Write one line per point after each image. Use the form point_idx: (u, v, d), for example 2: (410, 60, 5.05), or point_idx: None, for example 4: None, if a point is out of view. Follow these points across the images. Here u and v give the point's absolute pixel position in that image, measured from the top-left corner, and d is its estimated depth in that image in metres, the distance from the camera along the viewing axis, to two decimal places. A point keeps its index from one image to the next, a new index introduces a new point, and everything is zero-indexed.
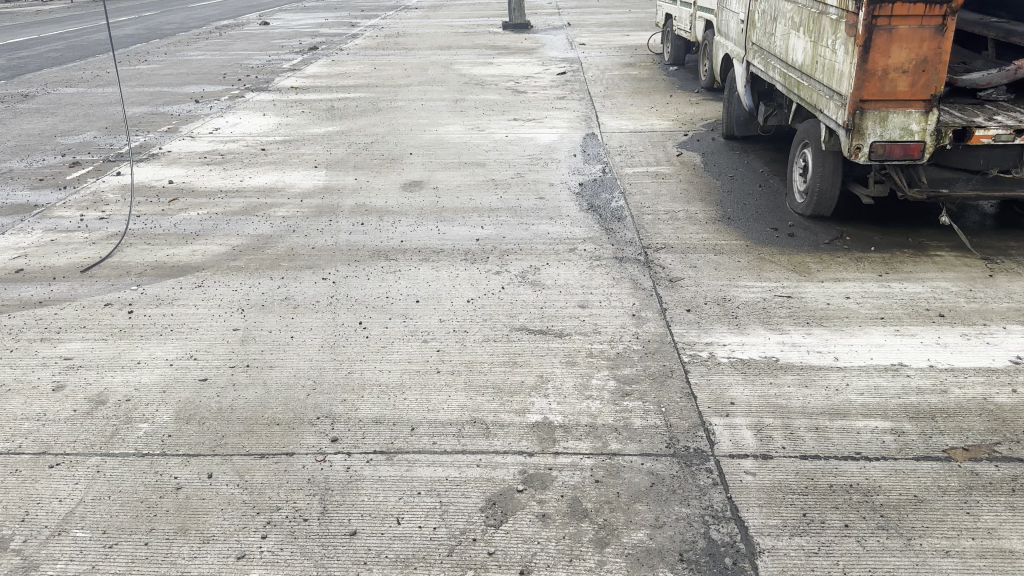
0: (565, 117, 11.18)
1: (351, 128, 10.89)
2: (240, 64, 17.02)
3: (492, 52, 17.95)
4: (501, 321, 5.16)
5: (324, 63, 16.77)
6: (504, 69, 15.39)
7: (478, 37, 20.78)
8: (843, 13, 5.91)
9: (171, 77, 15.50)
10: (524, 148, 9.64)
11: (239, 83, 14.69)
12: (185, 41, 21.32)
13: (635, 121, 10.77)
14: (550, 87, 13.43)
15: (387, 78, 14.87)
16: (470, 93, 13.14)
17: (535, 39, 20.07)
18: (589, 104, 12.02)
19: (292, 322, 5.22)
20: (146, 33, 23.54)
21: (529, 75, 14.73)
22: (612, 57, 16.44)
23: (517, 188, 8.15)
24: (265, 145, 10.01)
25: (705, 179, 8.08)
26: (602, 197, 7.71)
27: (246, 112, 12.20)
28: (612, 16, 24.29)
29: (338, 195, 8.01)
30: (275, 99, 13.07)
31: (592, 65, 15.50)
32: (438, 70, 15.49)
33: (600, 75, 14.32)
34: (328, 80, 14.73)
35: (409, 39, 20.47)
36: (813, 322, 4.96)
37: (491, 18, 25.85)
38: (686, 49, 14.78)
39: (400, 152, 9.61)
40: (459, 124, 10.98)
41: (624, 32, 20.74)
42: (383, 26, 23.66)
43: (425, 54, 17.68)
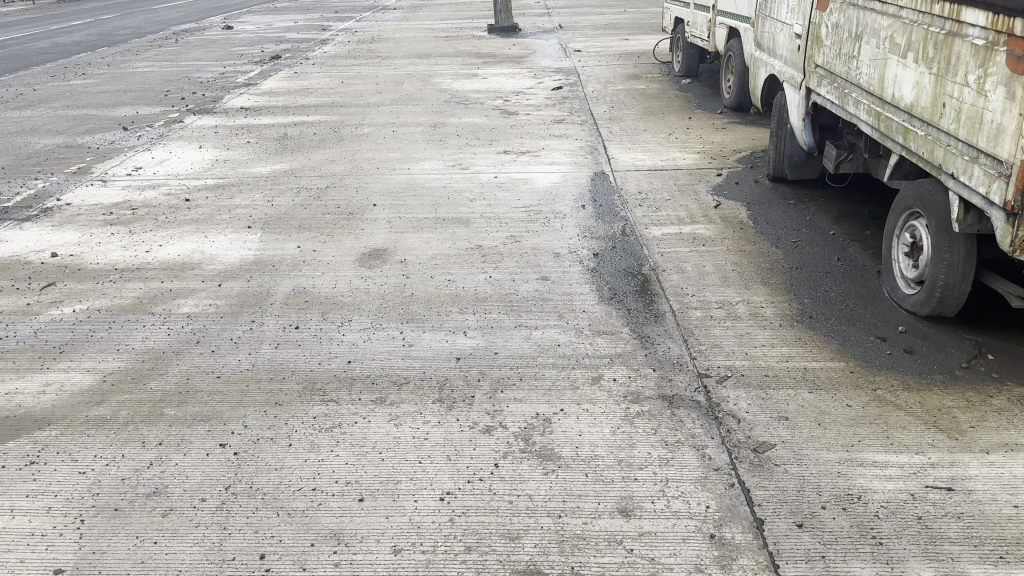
0: (564, 149, 9.18)
1: (304, 165, 8.89)
2: (189, 78, 14.93)
3: (475, 61, 15.95)
4: (494, 551, 3.13)
5: (284, 76, 14.72)
6: (489, 83, 13.39)
7: (459, 43, 18.77)
8: (1001, 38, 3.95)
9: (106, 96, 13.40)
10: (516, 195, 7.65)
11: (182, 103, 12.62)
12: (134, 49, 19.17)
13: (652, 153, 8.80)
14: (544, 106, 11.44)
15: (354, 95, 12.85)
16: (451, 116, 11.14)
17: (523, 45, 18.06)
18: (593, 130, 10.03)
19: (154, 554, 3.21)
20: (95, 40, 21.37)
21: (519, 90, 12.74)
22: (612, 68, 14.45)
23: (510, 259, 6.16)
24: (192, 194, 7.97)
25: (760, 246, 6.11)
26: (625, 276, 5.71)
27: (181, 142, 10.14)
28: (607, 17, 22.39)
29: (272, 273, 6.01)
30: (219, 125, 11.03)
31: (591, 77, 13.52)
32: (414, 85, 13.47)
33: (602, 91, 12.34)
34: (284, 98, 12.69)
35: (384, 46, 18.44)
36: (1012, 561, 3.02)
37: (474, 20, 23.85)
38: (700, 58, 12.80)
39: (361, 202, 7.62)
40: (436, 159, 8.99)
41: (622, 36, 18.79)
42: (356, 31, 21.59)
43: (400, 65, 15.65)
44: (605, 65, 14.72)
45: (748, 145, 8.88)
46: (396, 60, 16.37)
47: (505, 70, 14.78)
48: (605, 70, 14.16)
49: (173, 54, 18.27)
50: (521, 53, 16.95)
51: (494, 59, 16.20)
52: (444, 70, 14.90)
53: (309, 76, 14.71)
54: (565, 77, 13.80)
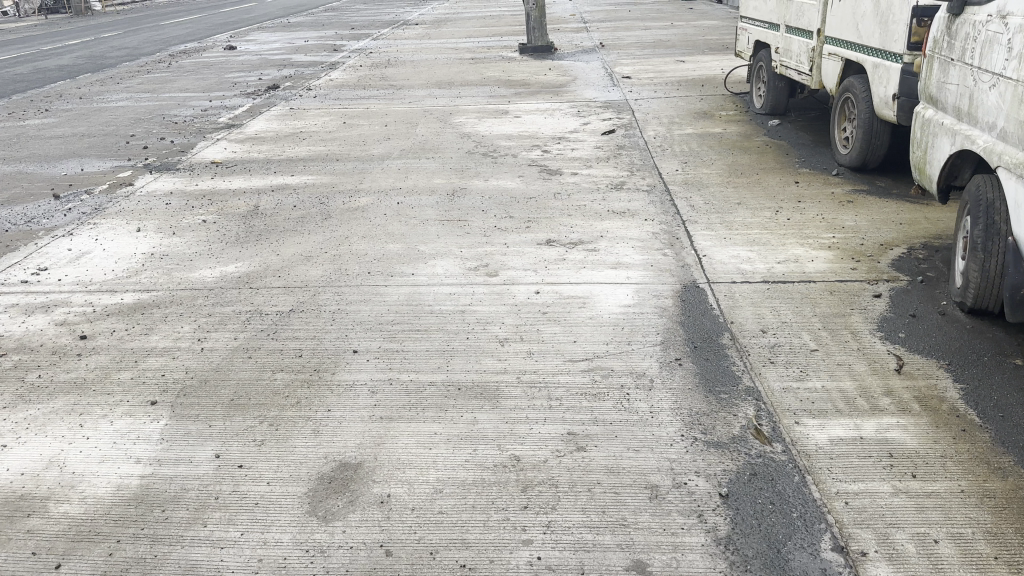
0: (633, 238, 6.57)
1: (268, 266, 6.37)
2: (165, 117, 12.57)
3: (506, 94, 13.42)
4: None
5: (275, 115, 12.27)
6: (522, 127, 10.81)
7: (487, 68, 16.25)
8: None
9: (56, 144, 11.04)
10: (570, 330, 5.03)
11: (142, 155, 10.22)
12: (115, 77, 16.89)
13: (761, 248, 6.16)
14: (595, 163, 8.86)
15: (355, 143, 10.35)
16: (474, 177, 8.59)
17: (560, 70, 15.48)
18: (665, 201, 7.42)
19: None
20: (80, 66, 19.20)
21: (560, 138, 10.16)
22: (674, 103, 11.80)
23: (570, 489, 3.58)
24: (95, 324, 5.49)
25: (1016, 485, 3.49)
26: (792, 563, 3.09)
27: (117, 220, 7.70)
28: (653, 34, 19.92)
29: (160, 530, 3.48)
30: (176, 190, 8.59)
31: (648, 117, 10.94)
32: (429, 129, 10.94)
33: (666, 138, 9.76)
34: (269, 149, 10.25)
35: (400, 72, 16.04)
36: None
37: (504, 37, 21.35)
38: (789, 93, 10.22)
39: (335, 343, 5.07)
40: (453, 256, 6.43)
41: (676, 58, 16.17)
42: (370, 52, 19.18)
43: (415, 98, 13.15)
44: (664, 100, 12.07)
45: (898, 238, 6.24)
46: (411, 91, 13.87)
47: (541, 106, 12.21)
48: (665, 107, 11.53)
49: (157, 83, 15.93)
50: (559, 81, 14.36)
51: (527, 90, 13.65)
52: (467, 107, 12.38)
53: (306, 114, 12.28)
54: (616, 116, 11.19)
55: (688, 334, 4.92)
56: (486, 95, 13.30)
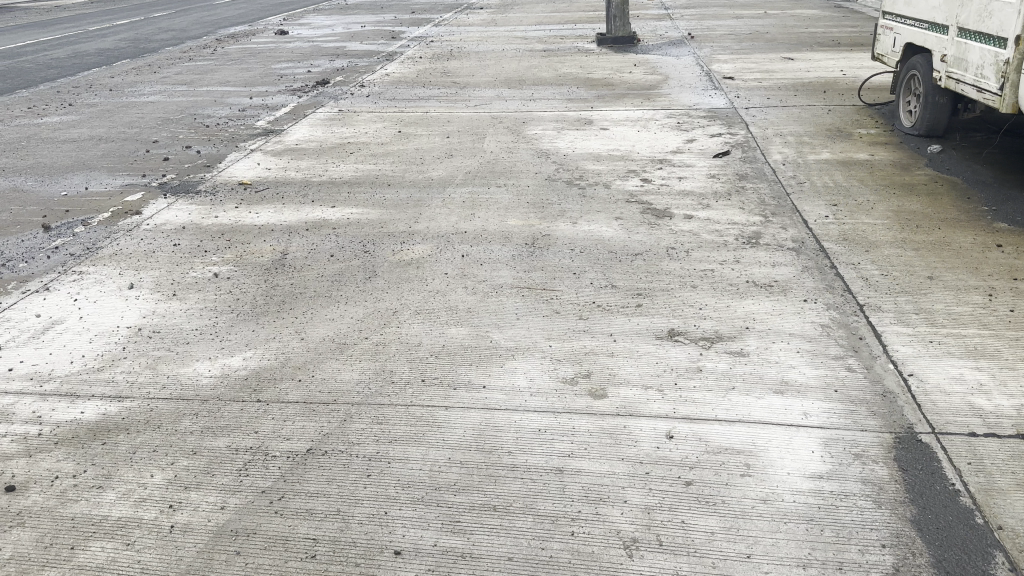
0: (793, 335, 4.69)
1: (287, 360, 4.65)
2: (197, 118, 11.04)
3: (587, 98, 11.55)
4: None
5: (320, 120, 10.61)
6: (613, 144, 8.94)
7: (562, 63, 14.37)
8: None
9: (68, 149, 9.56)
10: (735, 529, 3.20)
11: (161, 169, 8.66)
12: (153, 66, 15.45)
13: (988, 369, 4.27)
14: (714, 201, 6.96)
15: (412, 162, 8.62)
16: (559, 218, 6.78)
17: (647, 67, 13.53)
18: (822, 271, 5.52)
19: None
20: (121, 51, 17.89)
21: (662, 160, 8.27)
22: (795, 116, 9.80)
23: None
24: (32, 460, 3.85)
25: None
26: None
27: (109, 268, 6.10)
28: (746, 26, 17.85)
29: None
30: (188, 224, 6.96)
31: (765, 135, 9.00)
32: (499, 144, 9.15)
33: (796, 166, 7.82)
34: (309, 166, 8.58)
35: (464, 66, 14.32)
36: None
37: (578, 25, 19.39)
38: (954, 110, 8.37)
39: (369, 526, 3.32)
40: (540, 352, 4.62)
41: (780, 56, 14.08)
42: (431, 41, 17.46)
43: (482, 103, 11.38)
44: (781, 112, 10.08)
45: None
46: (477, 93, 12.10)
47: (631, 115, 10.31)
48: (785, 122, 9.54)
49: (196, 74, 14.44)
50: (647, 81, 12.42)
51: (611, 93, 11.76)
52: (543, 115, 10.57)
53: (356, 119, 10.60)
54: (726, 131, 9.24)
55: (934, 554, 3.06)
56: (564, 100, 11.44)
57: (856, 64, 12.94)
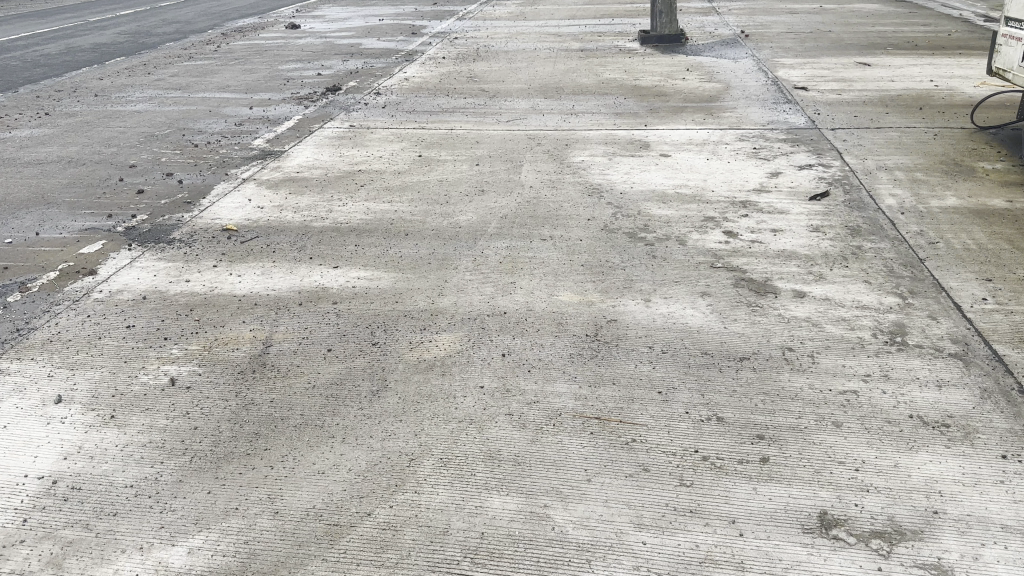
0: (1007, 528, 3.16)
1: (251, 557, 3.14)
2: (187, 133, 9.57)
3: (637, 113, 9.99)
4: None
5: (328, 140, 9.12)
6: (679, 178, 7.38)
7: (602, 67, 12.79)
8: None
9: (30, 174, 8.10)
10: None
11: (133, 205, 7.19)
12: (147, 66, 13.99)
13: None
14: (826, 271, 5.43)
15: (436, 201, 7.14)
16: (627, 290, 5.25)
17: (700, 74, 11.92)
18: (1008, 398, 3.98)
19: None
20: (117, 48, 16.44)
21: (743, 203, 6.70)
22: (893, 143, 8.20)
23: None
24: None
25: None
26: None
27: (36, 365, 4.62)
28: (802, 24, 16.20)
29: None
30: (152, 291, 5.49)
31: (865, 170, 7.43)
32: (538, 176, 7.61)
33: (917, 217, 6.27)
34: (311, 204, 7.09)
35: (493, 71, 12.81)
36: None
37: (615, 20, 17.75)
38: None
39: None
40: (629, 551, 3.08)
41: (851, 61, 12.42)
42: (454, 40, 15.93)
43: (515, 121, 9.85)
44: (874, 136, 8.48)
45: None
46: (510, 107, 10.58)
47: (694, 137, 8.73)
48: (884, 151, 7.95)
49: (193, 77, 12.98)
50: (704, 91, 10.82)
51: (664, 106, 10.18)
52: (589, 137, 9.03)
53: (371, 139, 9.11)
54: (815, 162, 7.67)
55: None
56: (610, 117, 9.89)
57: (943, 73, 11.28)
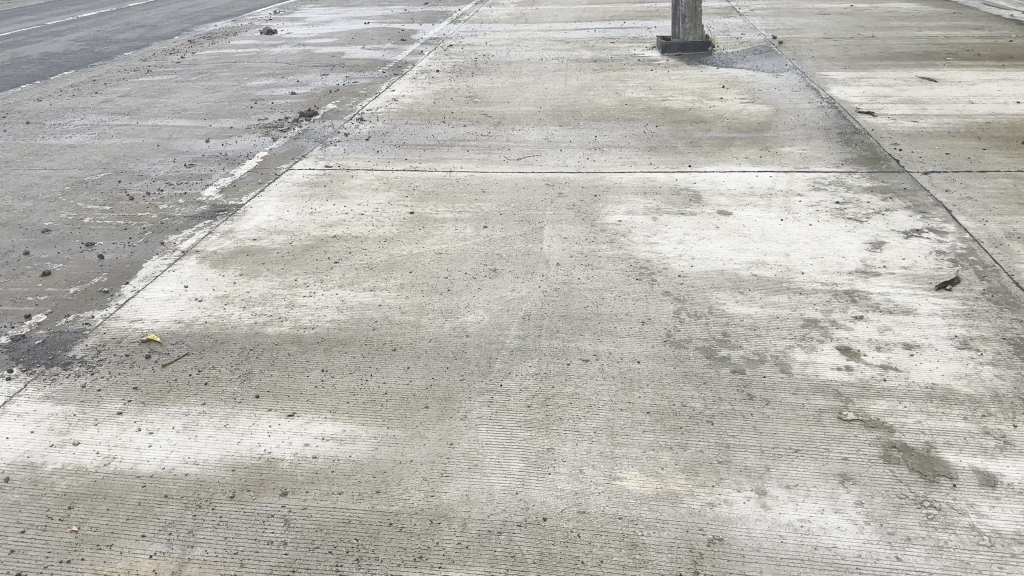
0: None
1: None
2: (125, 178, 7.79)
3: (673, 146, 8.28)
4: None
5: (297, 189, 7.36)
6: (750, 251, 5.65)
7: (621, 84, 11.09)
8: None
9: None
10: None
11: (32, 295, 5.44)
12: (96, 83, 12.17)
13: None
14: (1010, 429, 3.70)
15: (433, 287, 5.39)
16: (724, 468, 3.50)
17: (739, 94, 10.21)
18: None
19: None
20: (67, 60, 14.60)
21: (847, 297, 4.98)
22: (1011, 193, 6.49)
23: None
24: None
25: None
26: None
27: None
28: (839, 29, 14.49)
29: None
30: (18, 468, 3.74)
31: (992, 238, 5.71)
32: (564, 249, 5.88)
33: None
34: (267, 293, 5.34)
35: (495, 92, 11.06)
36: None
37: (626, 24, 16.04)
38: None
39: None
40: None
41: (911, 75, 10.72)
42: (450, 48, 14.18)
43: (527, 159, 8.13)
44: (981, 182, 6.78)
45: None
46: (519, 138, 8.86)
47: (752, 184, 7.01)
48: (1004, 207, 6.23)
49: (146, 98, 11.18)
50: (749, 117, 9.12)
51: (706, 137, 8.47)
52: (621, 182, 7.30)
53: (351, 188, 7.37)
54: (922, 227, 5.94)
55: None
56: (642, 152, 8.17)
57: None
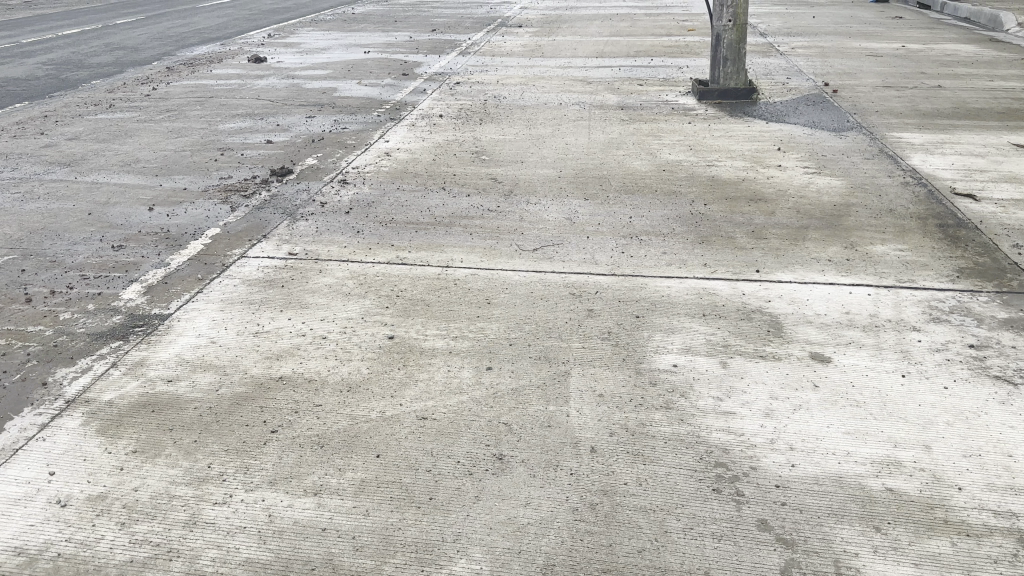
0: None
1: None
2: (32, 265, 6.12)
3: (731, 236, 6.57)
4: None
5: (244, 291, 5.67)
6: (866, 444, 3.93)
7: (655, 142, 9.43)
8: None
9: None
10: None
11: None
12: (45, 121, 10.56)
13: None
14: None
15: (409, 486, 3.65)
16: None
17: (798, 161, 8.52)
18: None
19: None
20: (27, 88, 13.01)
21: None
22: None
23: None
24: None
25: None
26: None
27: None
28: (897, 76, 12.83)
29: None
30: None
31: None
32: (598, 419, 4.11)
33: None
34: (163, 496, 3.64)
35: (508, 148, 9.42)
36: None
37: (655, 62, 14.41)
38: None
39: None
40: None
41: (1003, 141, 9.03)
42: (458, 88, 12.55)
43: (546, 248, 6.42)
44: None
45: None
46: (536, 216, 7.17)
47: (843, 308, 5.29)
48: None
49: (97, 143, 9.55)
50: (817, 197, 7.42)
51: (770, 225, 6.76)
52: (668, 292, 5.57)
53: (317, 291, 5.67)
54: None
55: None
56: (691, 243, 6.45)
57: None
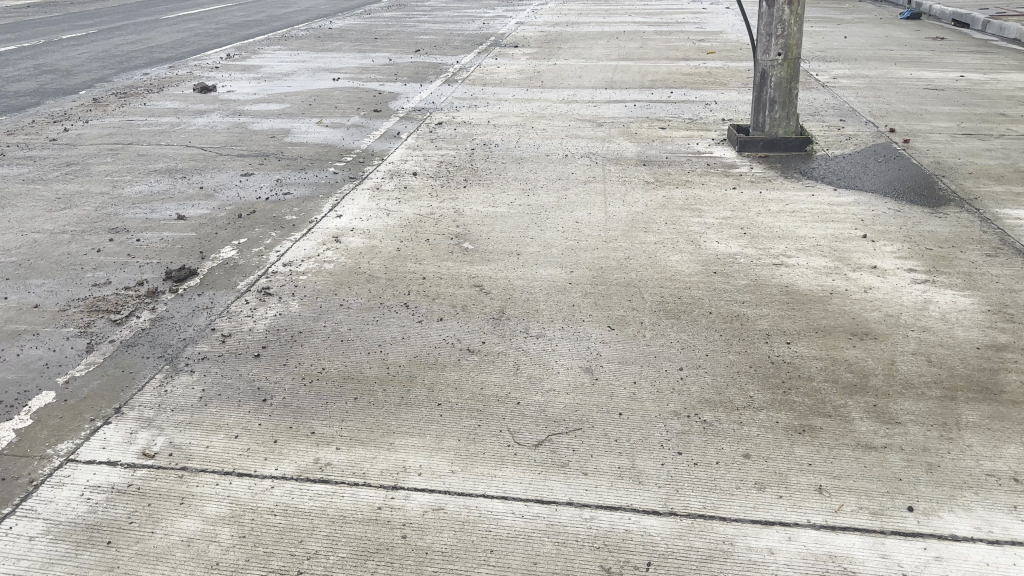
0: None
1: None
2: None
3: (844, 418, 4.23)
4: None
5: (38, 561, 3.32)
6: None
7: (694, 222, 7.12)
8: None
9: None
10: None
11: None
12: None
13: None
14: None
15: None
16: None
17: (896, 259, 6.23)
18: None
19: None
20: None
21: None
22: None
23: None
24: None
25: None
26: None
27: None
28: (974, 118, 10.58)
29: None
30: None
31: None
32: None
33: None
34: None
35: (499, 227, 7.12)
36: None
37: (676, 95, 12.14)
38: None
39: None
40: None
41: None
42: (439, 134, 10.26)
43: (557, 438, 4.06)
44: None
45: None
46: (540, 362, 4.82)
47: None
48: None
49: None
50: (946, 333, 5.11)
51: (896, 395, 4.45)
52: (770, 567, 3.24)
53: (165, 557, 3.32)
54: None
55: None
56: (783, 433, 4.11)
57: None
